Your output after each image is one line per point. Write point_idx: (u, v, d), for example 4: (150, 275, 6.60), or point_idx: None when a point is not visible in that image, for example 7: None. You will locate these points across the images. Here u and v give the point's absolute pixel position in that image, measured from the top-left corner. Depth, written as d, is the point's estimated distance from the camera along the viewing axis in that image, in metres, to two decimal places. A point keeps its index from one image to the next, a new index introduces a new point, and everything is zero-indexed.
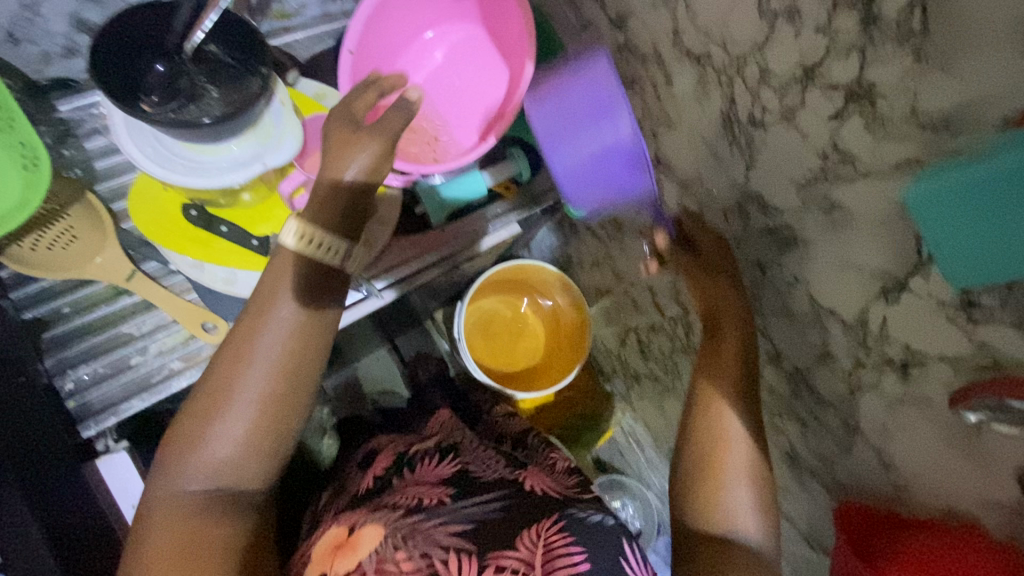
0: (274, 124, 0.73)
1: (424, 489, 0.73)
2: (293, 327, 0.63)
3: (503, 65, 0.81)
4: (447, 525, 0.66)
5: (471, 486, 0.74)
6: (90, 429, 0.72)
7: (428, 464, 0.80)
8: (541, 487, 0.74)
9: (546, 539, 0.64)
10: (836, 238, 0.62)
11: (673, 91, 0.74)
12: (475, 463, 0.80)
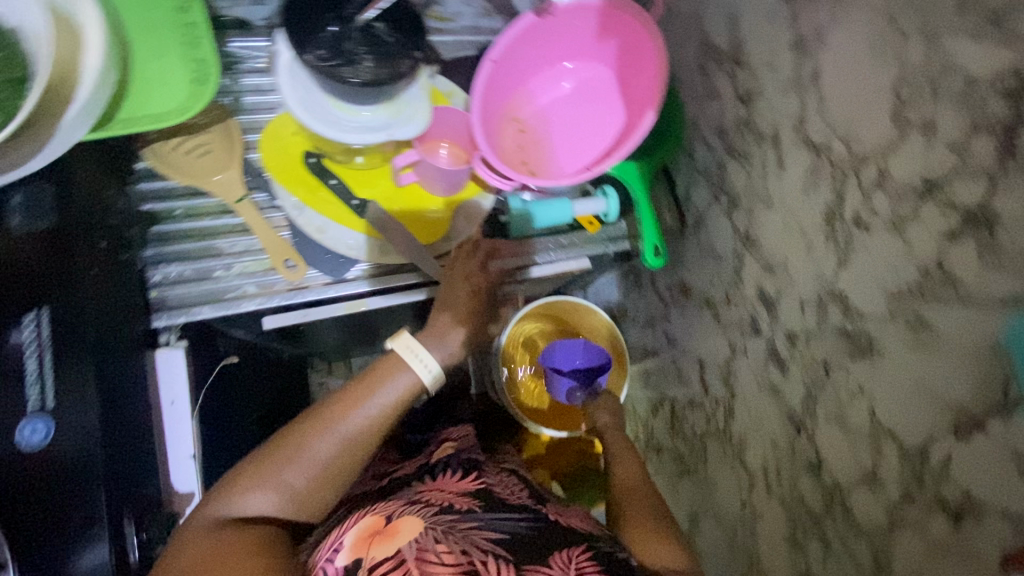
0: (409, 100, 0.78)
1: (451, 495, 0.72)
2: (386, 413, 0.67)
3: (620, 113, 0.85)
4: (482, 530, 0.66)
5: (500, 502, 0.72)
6: (161, 322, 0.76)
7: (450, 477, 0.78)
8: (566, 519, 0.72)
9: (575, 560, 0.64)
10: (917, 358, 0.60)
11: (782, 175, 0.75)
12: (499, 485, 0.77)
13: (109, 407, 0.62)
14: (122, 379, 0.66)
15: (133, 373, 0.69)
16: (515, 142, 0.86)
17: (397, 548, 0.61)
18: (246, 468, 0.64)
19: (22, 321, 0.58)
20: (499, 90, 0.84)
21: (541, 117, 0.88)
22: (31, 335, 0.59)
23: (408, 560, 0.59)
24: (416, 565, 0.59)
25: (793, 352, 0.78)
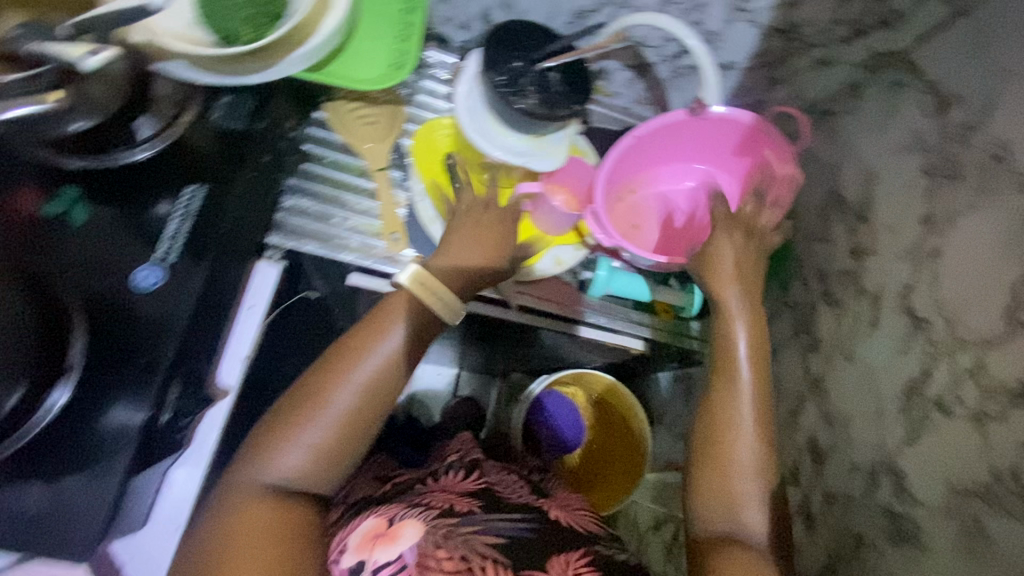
0: (553, 141, 0.83)
1: (453, 496, 0.72)
2: (390, 364, 0.66)
3: (731, 222, 0.90)
4: (485, 536, 0.67)
5: (500, 504, 0.73)
6: (273, 239, 0.84)
7: (454, 477, 0.77)
8: (565, 518, 0.75)
9: (574, 564, 0.68)
10: (965, 564, 0.56)
11: (873, 334, 0.74)
12: (500, 484, 0.78)
13: (208, 292, 0.68)
14: (227, 276, 0.72)
15: (236, 274, 0.75)
16: (623, 215, 0.91)
17: (398, 552, 0.62)
18: (263, 434, 0.63)
19: (182, 191, 0.68)
20: (630, 162, 0.89)
21: (657, 199, 0.92)
22: (185, 203, 0.68)
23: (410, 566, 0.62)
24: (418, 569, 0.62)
25: (829, 514, 0.74)
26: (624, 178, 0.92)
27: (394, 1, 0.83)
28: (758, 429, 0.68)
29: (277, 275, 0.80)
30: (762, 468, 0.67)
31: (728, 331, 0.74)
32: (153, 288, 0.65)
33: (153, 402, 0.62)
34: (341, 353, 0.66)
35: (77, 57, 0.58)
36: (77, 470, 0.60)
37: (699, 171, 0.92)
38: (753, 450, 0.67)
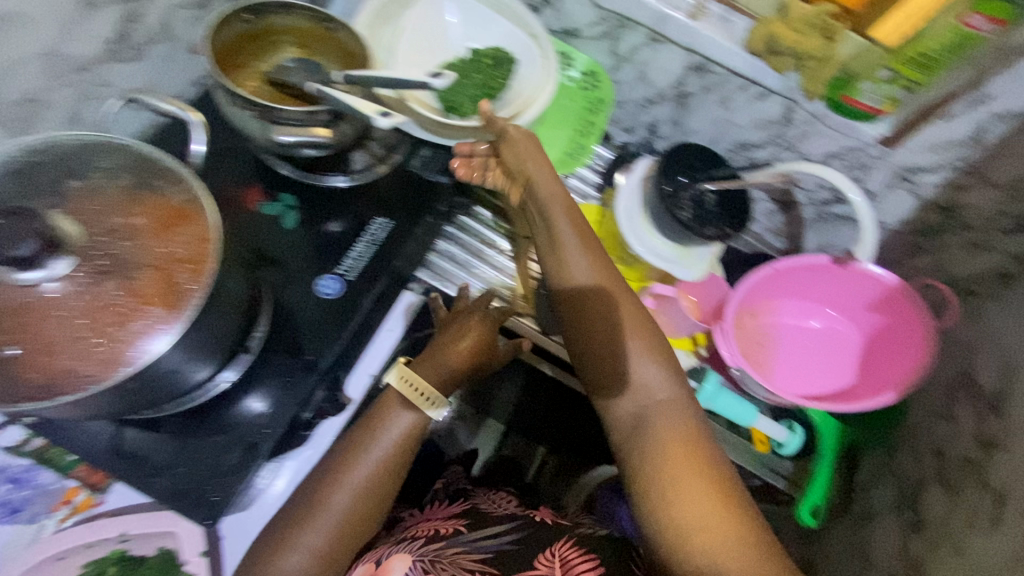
0: (697, 257, 0.88)
1: (438, 521, 0.76)
2: (398, 444, 0.69)
3: (846, 377, 0.89)
4: (471, 553, 0.68)
5: (485, 521, 0.74)
6: (421, 275, 0.90)
7: (440, 505, 0.82)
8: (550, 517, 0.75)
9: (558, 552, 0.66)
10: None
11: (986, 531, 0.67)
12: (484, 501, 0.80)
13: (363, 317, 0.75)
14: (378, 306, 0.79)
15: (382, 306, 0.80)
16: (744, 336, 0.90)
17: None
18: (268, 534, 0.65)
19: (371, 222, 0.78)
20: (760, 290, 0.91)
21: (775, 331, 0.92)
22: (373, 234, 0.77)
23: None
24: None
25: None
26: (753, 300, 0.92)
27: (581, 104, 0.94)
28: (634, 326, 0.67)
29: (419, 304, 0.87)
30: (676, 391, 0.64)
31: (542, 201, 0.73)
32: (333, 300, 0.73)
33: (302, 401, 0.69)
34: (339, 452, 0.69)
35: (371, 114, 0.64)
36: (208, 446, 0.66)
37: (827, 314, 0.93)
38: (664, 382, 0.64)
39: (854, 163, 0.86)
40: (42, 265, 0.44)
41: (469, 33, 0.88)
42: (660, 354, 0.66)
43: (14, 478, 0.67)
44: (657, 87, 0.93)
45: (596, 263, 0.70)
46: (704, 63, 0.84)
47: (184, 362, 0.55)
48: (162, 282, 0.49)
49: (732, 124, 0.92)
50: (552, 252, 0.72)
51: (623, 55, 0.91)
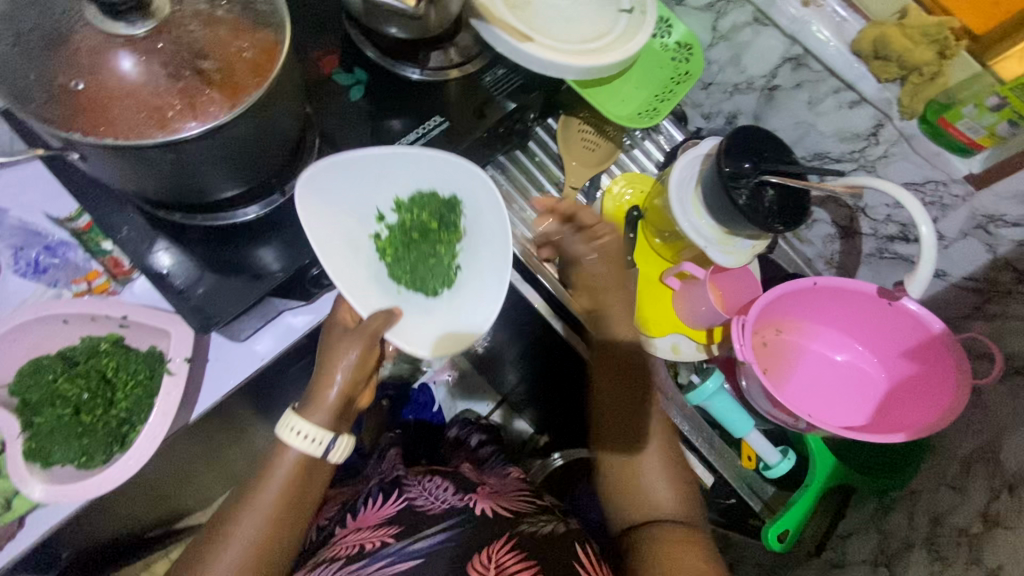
0: (739, 245, 0.85)
1: (367, 534, 0.80)
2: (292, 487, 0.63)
3: (857, 421, 0.85)
4: (395, 566, 0.75)
5: (414, 520, 0.81)
6: None
7: (373, 507, 0.86)
8: (492, 508, 0.82)
9: (496, 557, 0.75)
10: None
11: None
12: (420, 497, 0.86)
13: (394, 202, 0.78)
14: None
15: None
16: (763, 347, 0.86)
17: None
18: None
19: (430, 118, 0.80)
20: (795, 304, 0.86)
21: (798, 352, 0.88)
22: (427, 127, 0.80)
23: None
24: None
25: None
26: (782, 315, 0.88)
27: (668, 70, 0.92)
28: (650, 407, 0.72)
29: None
30: (683, 496, 0.68)
31: (578, 266, 0.77)
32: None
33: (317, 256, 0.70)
34: (210, 535, 0.62)
35: None
36: (212, 270, 0.68)
37: (853, 351, 0.88)
38: (669, 485, 0.68)
39: (931, 197, 0.81)
40: (126, 21, 0.49)
41: (364, 194, 0.67)
42: (671, 435, 0.72)
43: (48, 245, 0.72)
44: (748, 75, 0.92)
45: (637, 378, 0.72)
46: (802, 54, 0.81)
47: (206, 171, 0.56)
48: (218, 75, 0.51)
49: (814, 129, 0.89)
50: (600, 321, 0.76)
51: (723, 33, 0.90)
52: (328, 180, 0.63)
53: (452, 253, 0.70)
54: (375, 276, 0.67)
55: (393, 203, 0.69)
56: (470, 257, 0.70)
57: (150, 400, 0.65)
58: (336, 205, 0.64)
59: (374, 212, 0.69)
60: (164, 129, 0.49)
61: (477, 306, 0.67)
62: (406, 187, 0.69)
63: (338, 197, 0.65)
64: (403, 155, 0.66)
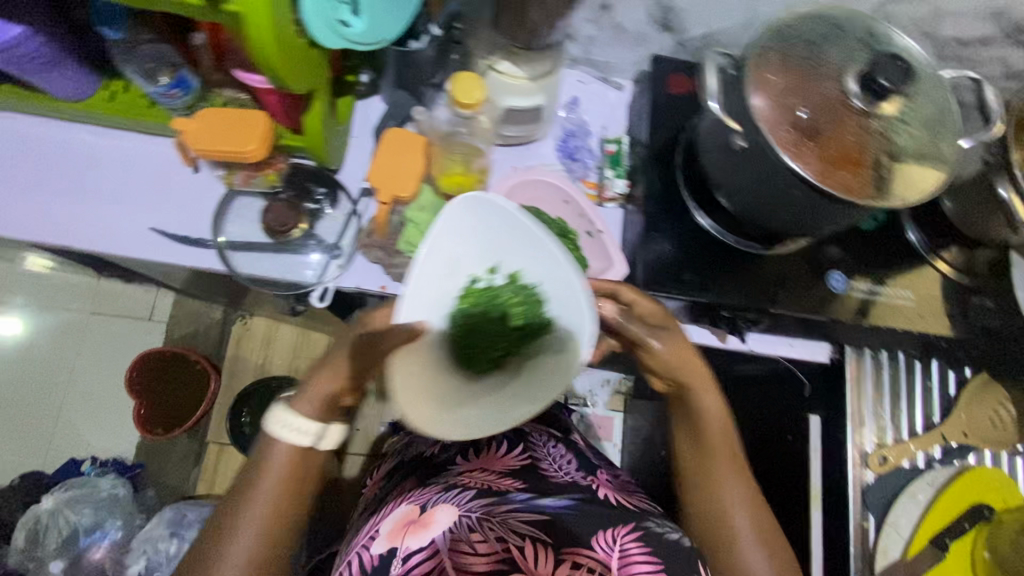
0: None
1: (491, 477, 0.72)
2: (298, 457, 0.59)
3: None
4: (513, 506, 0.64)
5: (543, 484, 0.71)
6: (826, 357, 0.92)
7: (497, 451, 0.79)
8: (616, 497, 0.70)
9: (620, 540, 0.59)
10: None
11: None
12: (546, 461, 0.77)
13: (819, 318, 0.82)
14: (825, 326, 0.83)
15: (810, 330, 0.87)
16: None
17: (430, 539, 0.61)
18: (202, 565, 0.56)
19: (882, 284, 0.83)
20: None
21: None
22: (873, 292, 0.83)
23: (440, 553, 0.59)
24: (451, 560, 0.58)
25: None
26: None
27: None
28: (740, 483, 0.65)
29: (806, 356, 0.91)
30: (784, 568, 0.61)
31: (643, 360, 0.66)
32: (833, 292, 0.81)
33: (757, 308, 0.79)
34: (212, 524, 0.57)
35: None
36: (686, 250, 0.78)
37: None
38: (768, 559, 0.61)
39: None
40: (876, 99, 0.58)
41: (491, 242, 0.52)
42: (761, 511, 0.64)
43: (588, 148, 0.90)
44: None
45: (722, 463, 0.65)
46: None
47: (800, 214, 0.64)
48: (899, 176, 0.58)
49: None
50: (687, 429, 0.67)
51: None
52: (488, 216, 0.50)
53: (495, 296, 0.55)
54: (444, 305, 0.54)
55: (513, 273, 0.53)
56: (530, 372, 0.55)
57: None
58: (456, 247, 0.52)
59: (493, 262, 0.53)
60: (850, 192, 0.58)
61: (484, 406, 0.53)
62: (533, 266, 0.52)
63: (455, 240, 0.51)
64: (529, 236, 0.50)
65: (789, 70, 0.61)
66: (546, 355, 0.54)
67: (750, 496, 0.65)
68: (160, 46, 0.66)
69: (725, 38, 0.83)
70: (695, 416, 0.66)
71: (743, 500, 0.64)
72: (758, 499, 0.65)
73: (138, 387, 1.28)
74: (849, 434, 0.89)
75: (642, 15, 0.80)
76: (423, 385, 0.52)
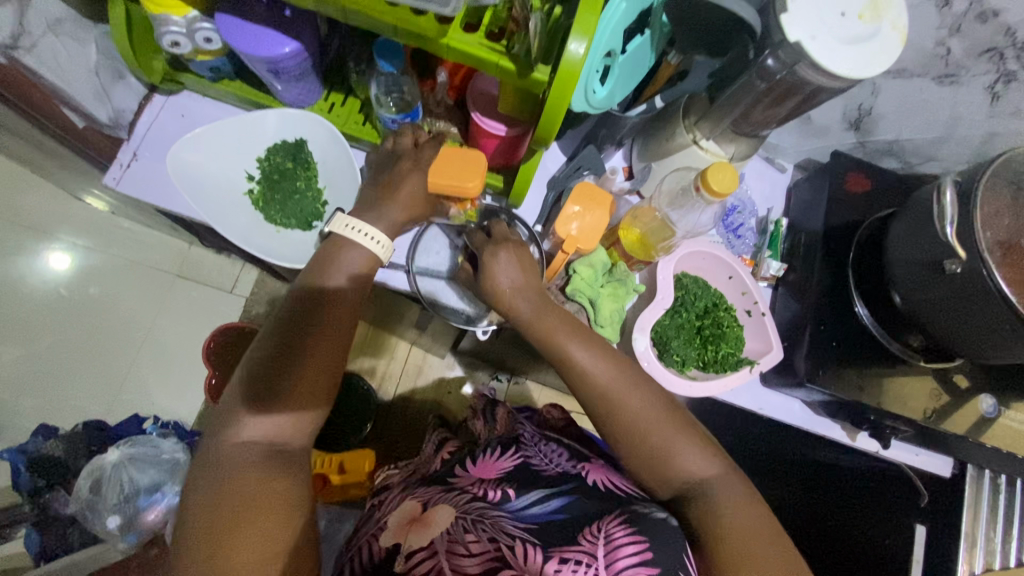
0: None
1: (489, 480, 0.66)
2: (291, 416, 0.60)
3: None
4: (511, 516, 0.59)
5: (536, 479, 0.65)
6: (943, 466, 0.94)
7: (491, 457, 0.72)
8: (604, 484, 0.65)
9: (607, 528, 0.56)
10: None
11: None
12: (537, 459, 0.71)
13: (939, 438, 0.85)
14: (960, 446, 0.85)
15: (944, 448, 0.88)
16: None
17: (430, 538, 0.57)
18: (188, 560, 0.51)
19: (1005, 403, 0.82)
20: None
21: None
22: (996, 408, 0.82)
23: (437, 552, 0.55)
24: (446, 557, 0.55)
25: None
26: None
27: None
28: (612, 370, 0.61)
29: (934, 460, 0.93)
30: (707, 451, 0.60)
31: (500, 294, 0.66)
32: (982, 416, 0.82)
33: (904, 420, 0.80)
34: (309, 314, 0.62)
35: None
36: (852, 352, 0.80)
37: None
38: (702, 458, 0.59)
39: None
40: None
41: (237, 157, 0.76)
42: (661, 399, 0.62)
43: (751, 228, 0.92)
44: None
45: (586, 351, 0.62)
46: None
47: (990, 344, 0.66)
48: None
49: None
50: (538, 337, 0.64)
51: None
52: (201, 142, 0.73)
53: (317, 191, 0.77)
54: (255, 227, 0.76)
55: (256, 167, 0.77)
56: (332, 196, 0.77)
57: (724, 372, 0.78)
58: (212, 179, 0.74)
59: (245, 172, 0.77)
60: None
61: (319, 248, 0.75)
62: (251, 159, 0.77)
63: (208, 166, 0.74)
64: (244, 123, 0.75)
65: (1019, 211, 0.63)
66: (334, 202, 0.77)
67: (616, 370, 0.62)
68: (404, 77, 0.69)
69: (909, 147, 0.85)
70: (606, 361, 0.62)
71: (632, 396, 0.60)
72: (636, 370, 0.63)
73: (216, 364, 1.27)
74: (958, 552, 0.90)
75: (837, 113, 0.83)
76: (284, 263, 0.73)
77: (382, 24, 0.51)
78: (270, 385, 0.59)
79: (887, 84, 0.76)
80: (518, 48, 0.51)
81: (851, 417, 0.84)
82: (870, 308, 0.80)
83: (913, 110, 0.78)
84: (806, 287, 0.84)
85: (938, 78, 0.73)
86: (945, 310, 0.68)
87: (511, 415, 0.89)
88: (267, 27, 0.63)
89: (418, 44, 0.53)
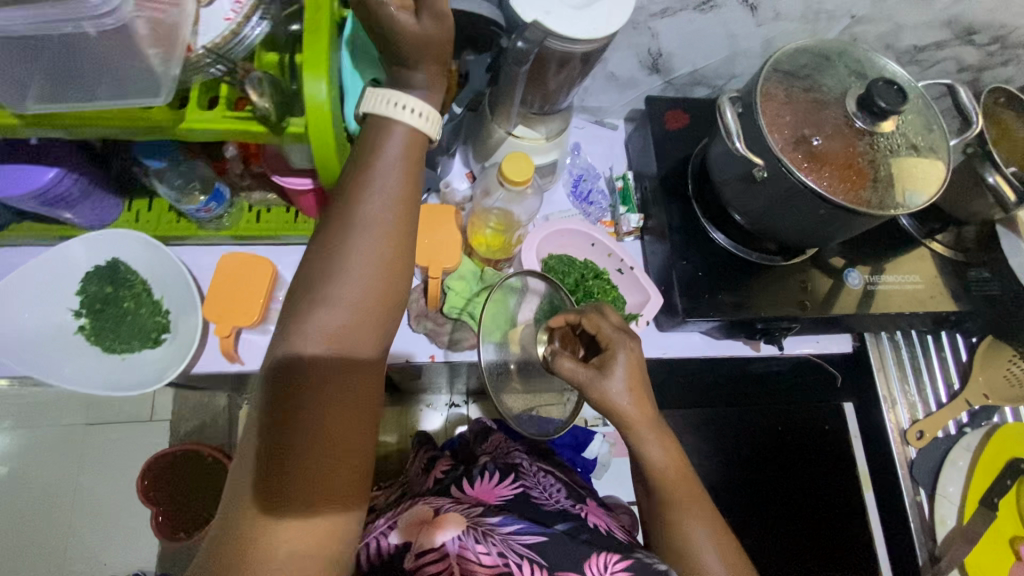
0: None
1: (496, 505, 0.67)
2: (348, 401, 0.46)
3: None
4: (518, 532, 0.60)
5: (536, 511, 0.66)
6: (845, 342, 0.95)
7: (487, 483, 0.73)
8: (604, 528, 0.67)
9: (611, 565, 0.57)
10: None
11: None
12: (535, 491, 0.72)
13: (827, 324, 0.89)
14: (847, 324, 0.90)
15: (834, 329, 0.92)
16: None
17: (439, 541, 0.58)
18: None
19: (866, 271, 0.88)
20: None
21: None
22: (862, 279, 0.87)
23: (447, 555, 0.57)
24: (458, 566, 0.56)
25: None
26: None
27: None
28: (684, 494, 0.59)
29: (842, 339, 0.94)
30: None
31: (612, 400, 0.58)
32: (853, 289, 0.86)
33: (785, 319, 0.83)
34: (316, 314, 0.46)
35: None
36: (717, 274, 0.83)
37: None
38: None
39: None
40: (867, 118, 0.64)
41: (52, 298, 0.71)
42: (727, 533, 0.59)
43: (601, 188, 0.94)
44: None
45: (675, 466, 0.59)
46: None
47: (823, 225, 0.69)
48: (874, 176, 0.65)
49: None
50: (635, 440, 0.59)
51: None
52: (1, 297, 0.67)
53: (152, 304, 0.74)
54: (94, 365, 0.71)
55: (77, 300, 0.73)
56: (172, 303, 0.74)
57: None
58: (29, 330, 0.69)
59: (68, 311, 0.72)
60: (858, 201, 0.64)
61: (168, 360, 0.71)
62: (70, 294, 0.72)
63: (20, 318, 0.69)
64: (47, 261, 0.70)
65: (795, 107, 0.67)
66: (175, 310, 0.74)
67: (694, 500, 0.59)
68: (192, 163, 0.67)
69: (707, 73, 0.89)
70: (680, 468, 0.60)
71: (700, 523, 0.58)
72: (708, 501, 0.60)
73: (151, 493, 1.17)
74: (884, 415, 0.97)
75: (633, 63, 0.86)
76: (133, 389, 0.69)
77: (121, 129, 0.49)
78: (304, 368, 0.45)
79: (661, 26, 0.79)
80: (258, 105, 0.49)
81: (744, 332, 0.87)
82: (724, 232, 0.83)
83: (694, 41, 0.82)
84: (661, 229, 0.87)
85: (698, 6, 0.76)
86: (772, 210, 0.72)
87: (504, 441, 0.89)
88: (17, 162, 0.59)
89: (168, 137, 0.51)
